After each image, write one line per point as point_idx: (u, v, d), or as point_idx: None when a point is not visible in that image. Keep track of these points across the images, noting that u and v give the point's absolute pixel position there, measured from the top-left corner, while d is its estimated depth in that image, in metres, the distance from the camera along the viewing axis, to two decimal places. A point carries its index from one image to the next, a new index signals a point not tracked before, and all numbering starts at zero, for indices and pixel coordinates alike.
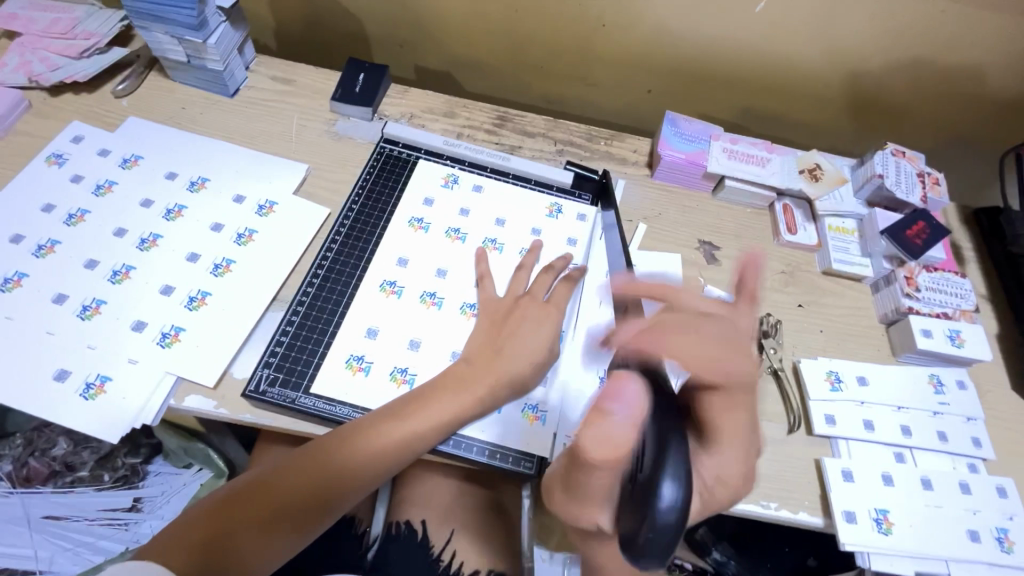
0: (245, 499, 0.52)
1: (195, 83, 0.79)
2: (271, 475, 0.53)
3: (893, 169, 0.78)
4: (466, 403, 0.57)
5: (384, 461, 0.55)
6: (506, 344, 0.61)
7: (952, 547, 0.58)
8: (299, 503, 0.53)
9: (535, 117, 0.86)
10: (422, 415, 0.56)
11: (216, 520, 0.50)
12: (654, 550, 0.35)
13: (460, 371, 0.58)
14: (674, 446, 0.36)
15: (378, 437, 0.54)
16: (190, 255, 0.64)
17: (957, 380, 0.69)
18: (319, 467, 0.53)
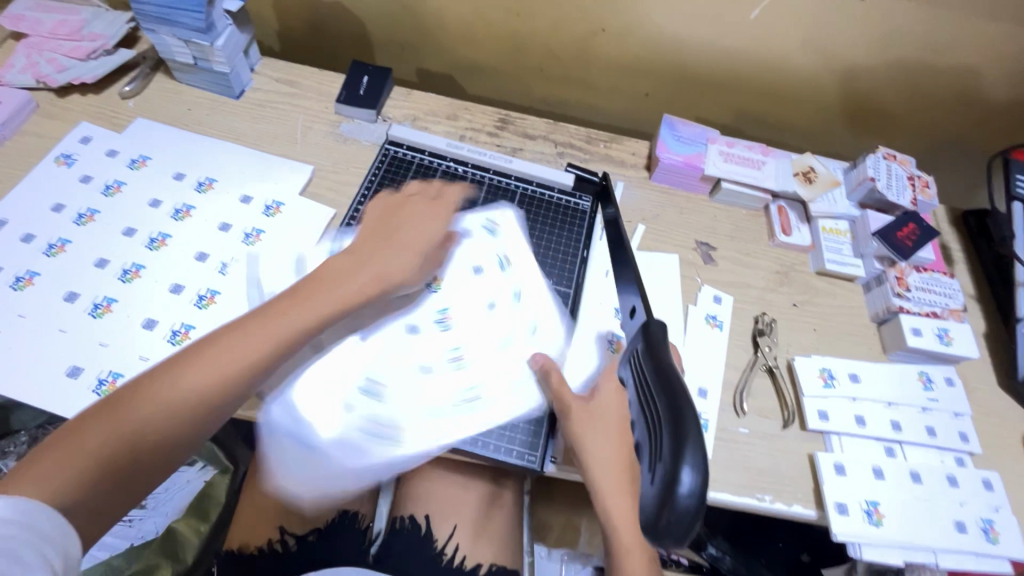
0: (107, 415, 0.45)
1: (201, 84, 0.80)
2: (136, 387, 0.47)
3: (885, 173, 0.81)
4: (337, 301, 0.56)
5: (264, 354, 0.51)
6: (368, 269, 0.59)
7: (940, 538, 0.60)
8: (174, 413, 0.47)
9: (536, 120, 0.88)
10: (298, 310, 0.53)
11: (78, 439, 0.44)
12: (673, 535, 0.30)
13: (323, 275, 0.57)
14: (691, 419, 0.32)
15: (252, 329, 0.51)
16: (199, 255, 0.65)
17: (945, 377, 0.71)
18: (188, 366, 0.49)
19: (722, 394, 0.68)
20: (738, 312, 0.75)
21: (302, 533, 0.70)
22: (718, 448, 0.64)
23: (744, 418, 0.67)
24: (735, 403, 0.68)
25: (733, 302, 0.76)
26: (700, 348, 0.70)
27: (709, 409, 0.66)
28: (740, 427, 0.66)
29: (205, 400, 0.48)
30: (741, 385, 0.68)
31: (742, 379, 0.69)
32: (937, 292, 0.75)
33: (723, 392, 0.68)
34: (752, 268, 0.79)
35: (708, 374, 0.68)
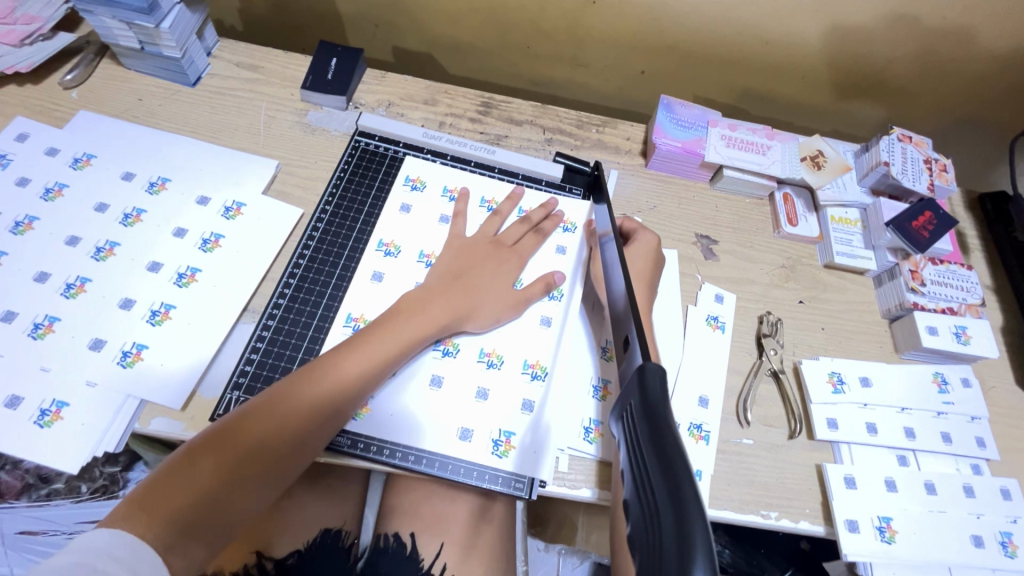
0: (203, 454, 0.44)
1: (151, 71, 0.73)
2: (228, 427, 0.46)
3: (900, 156, 0.75)
4: (425, 328, 0.55)
5: (351, 386, 0.50)
6: (463, 289, 0.58)
7: (956, 553, 0.57)
8: (261, 453, 0.46)
9: (522, 103, 0.81)
10: (385, 338, 0.53)
11: (172, 483, 0.42)
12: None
13: (416, 298, 0.56)
14: (694, 511, 0.24)
15: (345, 362, 0.51)
16: (152, 265, 0.59)
17: (961, 378, 0.67)
18: (275, 405, 0.48)
19: (725, 403, 0.63)
20: (741, 312, 0.70)
21: (282, 556, 0.66)
22: (720, 462, 0.60)
23: (748, 428, 0.62)
24: (738, 411, 0.63)
25: (735, 300, 0.70)
26: (702, 352, 0.65)
27: (710, 419, 0.61)
28: (744, 438, 0.62)
29: (290, 438, 0.47)
30: (745, 393, 0.64)
31: (746, 385, 0.64)
32: (953, 286, 0.70)
33: (726, 400, 0.64)
34: (756, 263, 0.74)
35: (710, 382, 0.64)
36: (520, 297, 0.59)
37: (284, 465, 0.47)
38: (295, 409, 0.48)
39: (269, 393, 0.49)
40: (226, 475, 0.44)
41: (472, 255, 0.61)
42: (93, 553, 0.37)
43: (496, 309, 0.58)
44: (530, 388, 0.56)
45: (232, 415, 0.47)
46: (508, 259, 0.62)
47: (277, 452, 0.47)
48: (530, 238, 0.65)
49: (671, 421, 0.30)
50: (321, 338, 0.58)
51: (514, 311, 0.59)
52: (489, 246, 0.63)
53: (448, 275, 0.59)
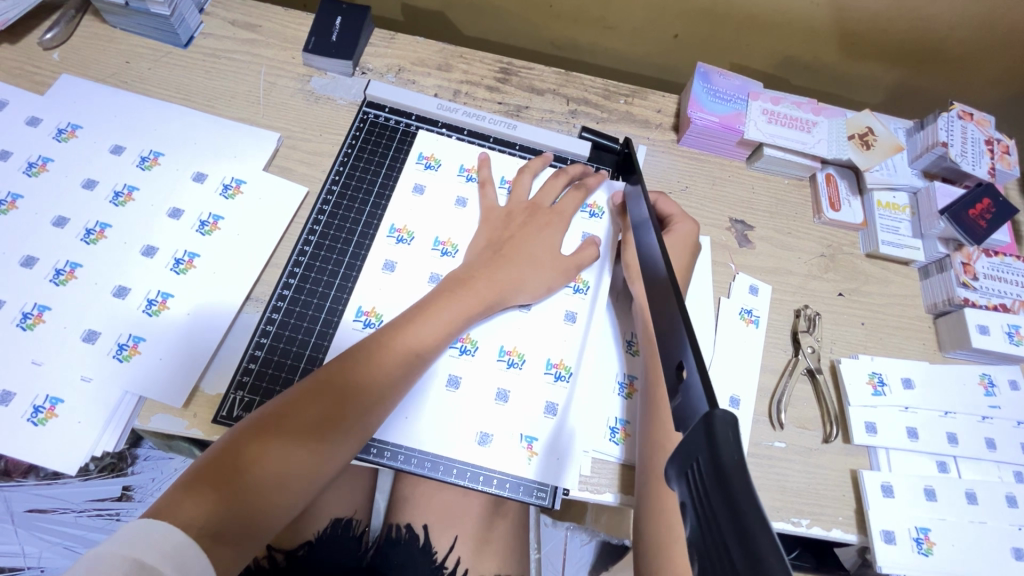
0: (253, 435, 0.42)
1: (138, 29, 0.66)
2: (277, 410, 0.44)
3: (959, 137, 0.68)
4: (472, 306, 0.51)
5: (391, 373, 0.47)
6: (512, 266, 0.54)
7: (996, 568, 0.54)
8: (302, 442, 0.43)
9: (544, 70, 0.74)
10: (432, 318, 0.50)
11: (215, 469, 0.40)
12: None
13: (462, 275, 0.53)
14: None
15: (384, 347, 0.48)
16: (147, 249, 0.55)
17: (1009, 380, 0.63)
18: (324, 388, 0.45)
19: (756, 403, 0.60)
20: (776, 305, 0.65)
21: (293, 548, 0.63)
22: (750, 466, 0.57)
23: (781, 431, 0.59)
24: (771, 413, 0.59)
25: (770, 292, 0.66)
26: (735, 348, 0.61)
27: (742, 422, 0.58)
28: (776, 441, 0.58)
29: (332, 428, 0.44)
30: (779, 393, 0.60)
31: (781, 385, 0.60)
32: (1007, 280, 0.65)
33: (758, 401, 0.60)
34: (793, 251, 0.69)
35: (742, 381, 0.60)
36: (543, 289, 0.55)
37: (332, 455, 0.44)
38: (335, 396, 0.45)
39: (309, 380, 0.46)
40: (277, 460, 0.42)
41: (512, 226, 0.57)
42: (137, 544, 0.34)
43: (544, 284, 0.55)
44: (554, 390, 0.52)
45: (273, 404, 0.44)
46: (552, 228, 0.58)
47: (328, 438, 0.44)
48: (569, 208, 0.60)
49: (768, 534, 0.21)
50: (330, 334, 0.54)
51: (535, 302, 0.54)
52: (530, 216, 0.58)
53: (490, 250, 0.55)
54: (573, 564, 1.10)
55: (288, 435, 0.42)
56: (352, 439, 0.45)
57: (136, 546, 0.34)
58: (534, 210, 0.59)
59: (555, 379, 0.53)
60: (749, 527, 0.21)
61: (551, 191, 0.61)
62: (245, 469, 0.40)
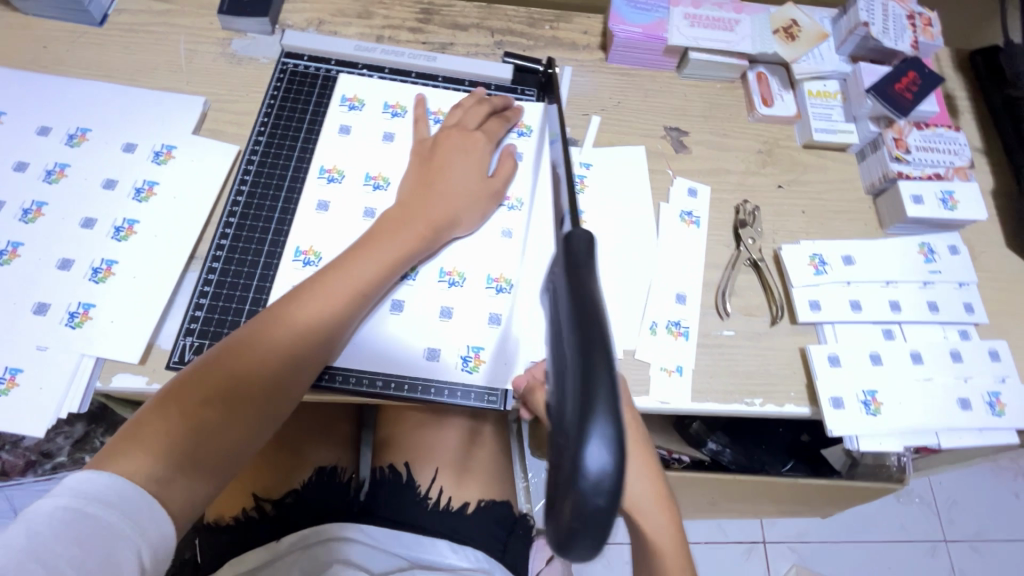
0: (195, 387, 0.42)
1: (51, 12, 0.66)
2: (216, 361, 0.44)
3: (880, 15, 0.68)
4: (409, 242, 0.52)
5: (330, 318, 0.47)
6: (440, 192, 0.54)
7: (943, 418, 0.57)
8: (244, 389, 0.44)
9: (465, 6, 0.74)
10: (370, 256, 0.50)
11: (157, 420, 0.41)
12: (581, 542, 0.24)
13: (397, 213, 0.53)
14: (602, 400, 0.25)
15: (324, 291, 0.47)
16: (86, 221, 0.56)
17: (949, 246, 0.64)
18: (265, 336, 0.45)
19: (702, 297, 0.61)
20: (716, 204, 0.66)
21: (279, 497, 0.66)
22: (700, 356, 0.59)
23: (728, 320, 0.60)
24: (717, 303, 0.61)
25: (709, 192, 0.67)
26: (678, 249, 0.63)
27: (689, 315, 0.60)
28: (724, 330, 0.60)
29: (274, 377, 0.45)
30: (723, 284, 0.62)
31: (725, 277, 0.62)
32: (939, 150, 0.66)
33: (704, 294, 0.61)
34: (730, 150, 0.69)
35: (686, 278, 0.61)
36: (473, 206, 0.55)
37: (275, 403, 0.45)
38: (275, 344, 0.45)
39: (246, 327, 0.46)
40: (224, 410, 0.43)
41: (438, 154, 0.57)
42: (81, 498, 0.35)
43: (473, 204, 0.55)
44: (496, 302, 0.54)
45: (212, 352, 0.44)
46: (476, 142, 0.58)
47: (271, 386, 0.45)
48: (490, 124, 0.61)
49: (598, 306, 0.29)
50: (272, 276, 0.55)
51: (467, 228, 0.56)
52: (453, 134, 0.58)
53: (423, 185, 0.55)
54: None
55: (229, 383, 0.43)
56: (294, 387, 0.46)
57: (79, 497, 0.35)
58: (455, 128, 0.59)
59: (496, 291, 0.55)
60: (586, 322, 0.28)
61: (472, 108, 0.61)
62: (189, 423, 0.41)
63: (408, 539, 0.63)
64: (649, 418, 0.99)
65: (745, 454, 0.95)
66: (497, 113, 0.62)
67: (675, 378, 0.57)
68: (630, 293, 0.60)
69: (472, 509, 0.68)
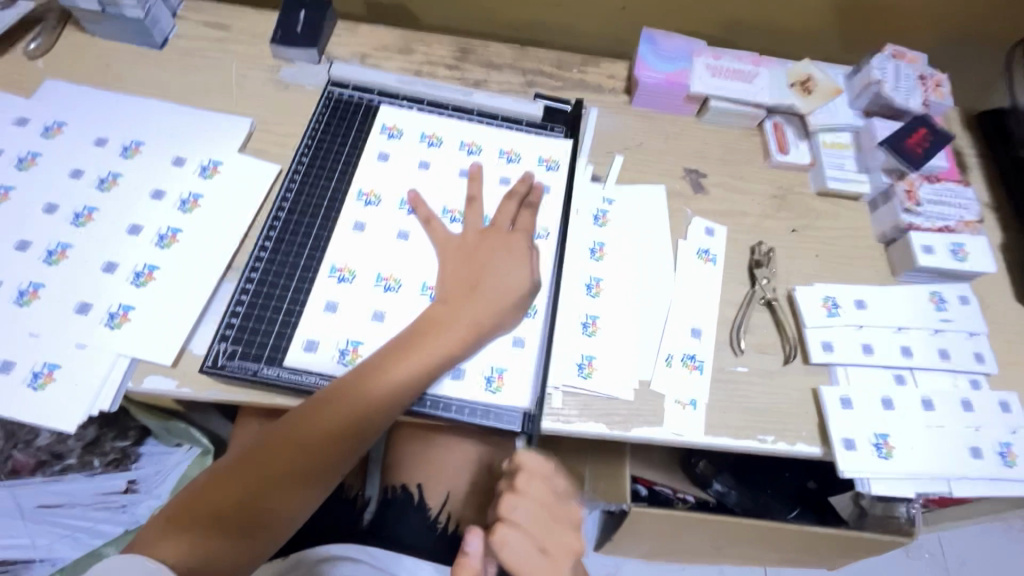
0: (229, 478, 0.47)
1: (116, 35, 0.71)
2: (261, 442, 0.49)
3: (892, 74, 0.72)
4: (444, 348, 0.53)
5: (357, 422, 0.51)
6: (479, 295, 0.56)
7: (955, 466, 0.57)
8: (270, 485, 0.48)
9: (500, 47, 0.79)
10: (407, 361, 0.52)
11: (193, 507, 0.46)
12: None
13: (436, 314, 0.55)
14: None
15: (354, 397, 0.50)
16: (132, 227, 0.59)
17: (959, 296, 0.66)
18: (294, 438, 0.49)
19: (717, 333, 0.63)
20: (731, 244, 0.69)
21: None
22: (713, 391, 0.60)
23: (742, 356, 0.62)
24: (731, 340, 0.62)
25: (726, 232, 0.69)
26: (695, 285, 0.65)
27: (703, 350, 0.61)
28: (738, 366, 0.61)
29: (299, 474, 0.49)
30: (738, 321, 0.63)
31: (739, 314, 0.64)
32: (949, 204, 0.68)
33: (719, 330, 0.63)
34: (746, 194, 0.72)
35: (701, 313, 0.63)
36: (514, 301, 0.57)
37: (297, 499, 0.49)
38: (301, 447, 0.49)
39: (278, 424, 0.50)
40: (249, 501, 0.47)
41: (476, 254, 0.59)
42: None
43: (512, 308, 0.57)
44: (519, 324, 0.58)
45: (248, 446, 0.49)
46: (514, 242, 0.60)
47: (297, 484, 0.49)
48: (524, 216, 0.62)
49: None
50: (307, 288, 0.57)
51: (512, 322, 0.57)
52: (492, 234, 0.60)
53: (463, 286, 0.57)
54: None
55: (260, 477, 0.48)
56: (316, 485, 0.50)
57: None
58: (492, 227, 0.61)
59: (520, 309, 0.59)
60: None
61: (504, 203, 0.62)
62: (214, 519, 0.45)
63: (415, 560, 0.61)
64: (657, 455, 0.99)
65: (751, 498, 0.94)
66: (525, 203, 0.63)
67: (689, 412, 0.58)
68: (648, 325, 0.61)
69: None
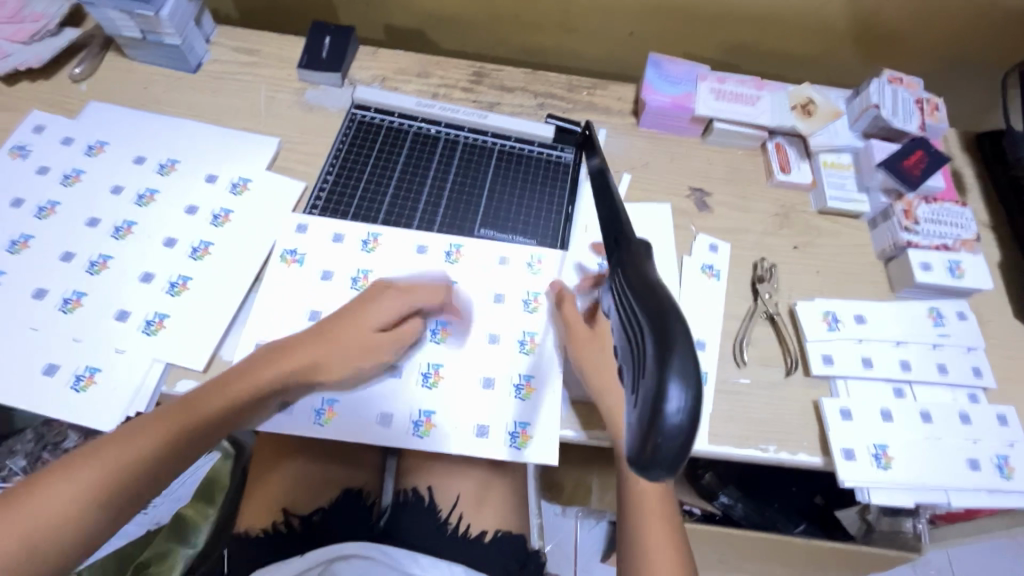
0: (149, 434, 0.48)
1: (154, 60, 0.76)
2: (189, 398, 0.51)
3: (890, 98, 0.75)
4: (386, 334, 0.57)
5: (266, 393, 0.53)
6: (422, 285, 0.61)
7: (952, 478, 0.59)
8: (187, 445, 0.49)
9: (512, 71, 0.83)
10: (342, 339, 0.56)
11: (102, 457, 0.46)
12: (662, 463, 0.30)
13: (377, 296, 0.59)
14: (674, 363, 0.30)
15: (282, 371, 0.54)
16: (168, 240, 0.63)
17: (957, 312, 0.68)
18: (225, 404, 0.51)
19: (720, 346, 0.65)
20: (735, 260, 0.71)
21: (308, 513, 0.70)
22: (717, 402, 0.62)
23: (744, 368, 0.64)
24: (734, 352, 0.65)
25: (730, 249, 0.72)
26: (698, 299, 0.67)
27: (707, 362, 0.63)
28: (741, 378, 0.64)
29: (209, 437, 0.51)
30: (741, 334, 0.66)
31: (742, 328, 0.66)
32: (946, 223, 0.70)
33: (722, 343, 0.65)
34: (749, 212, 0.75)
35: (705, 327, 0.65)
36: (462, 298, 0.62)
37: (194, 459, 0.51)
38: (226, 411, 0.51)
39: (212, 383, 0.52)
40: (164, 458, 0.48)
41: (427, 252, 0.64)
42: None
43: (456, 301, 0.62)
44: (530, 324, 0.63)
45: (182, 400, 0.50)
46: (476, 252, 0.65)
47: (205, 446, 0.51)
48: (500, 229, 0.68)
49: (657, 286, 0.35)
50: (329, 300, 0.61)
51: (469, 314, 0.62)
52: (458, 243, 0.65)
53: (414, 279, 0.61)
54: (584, 552, 1.11)
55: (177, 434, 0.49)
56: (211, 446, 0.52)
57: None
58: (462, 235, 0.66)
59: (532, 310, 0.63)
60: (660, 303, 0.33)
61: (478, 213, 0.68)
62: (125, 473, 0.46)
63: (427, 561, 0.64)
64: None
65: (757, 511, 0.95)
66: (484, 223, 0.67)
67: None
68: None
69: (489, 537, 0.71)
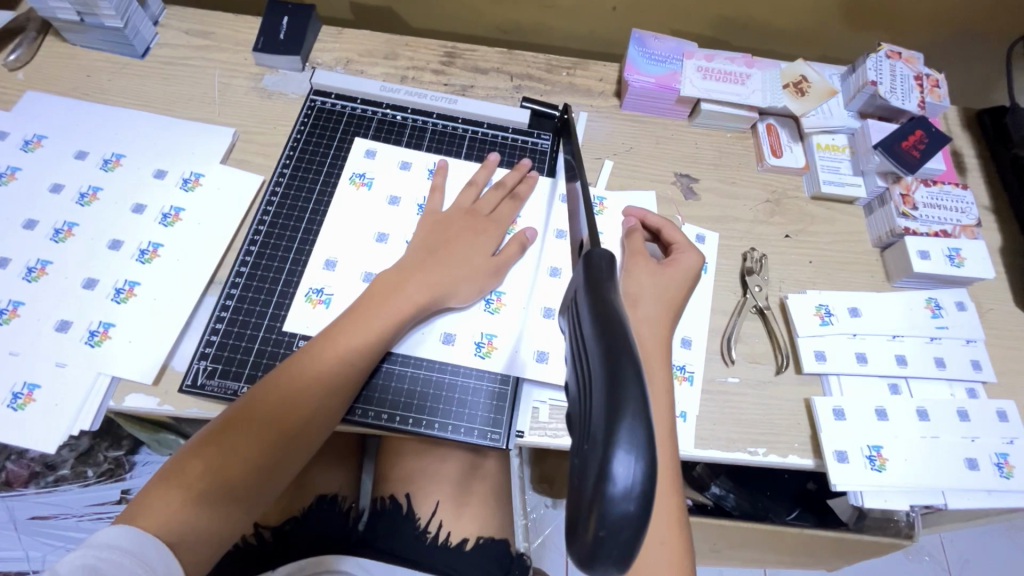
0: (215, 448, 0.45)
1: (97, 45, 0.70)
2: (244, 402, 0.47)
3: (888, 75, 0.71)
4: (410, 309, 0.53)
5: (330, 380, 0.49)
6: (443, 259, 0.56)
7: (951, 479, 0.56)
8: (267, 449, 0.46)
9: (487, 51, 0.77)
10: (378, 316, 0.52)
11: (179, 477, 0.43)
12: (605, 555, 0.26)
13: (397, 276, 0.55)
14: (627, 423, 0.26)
15: (329, 356, 0.50)
16: (113, 242, 0.58)
17: (956, 302, 0.65)
18: (285, 399, 0.48)
19: (707, 343, 0.62)
20: (723, 251, 0.67)
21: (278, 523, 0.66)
22: (704, 404, 0.59)
23: (733, 367, 0.61)
24: (722, 350, 0.61)
25: (718, 239, 0.68)
26: None
27: (694, 360, 0.60)
28: (729, 377, 0.60)
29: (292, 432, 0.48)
30: (729, 330, 0.62)
31: (731, 324, 0.63)
32: (946, 208, 0.67)
33: (710, 340, 0.62)
34: (739, 199, 0.71)
35: (692, 323, 0.62)
36: (495, 264, 0.58)
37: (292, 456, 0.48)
38: (291, 407, 0.48)
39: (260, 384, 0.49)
40: (246, 466, 0.45)
41: (448, 227, 0.59)
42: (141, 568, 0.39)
43: (473, 283, 0.57)
44: (492, 322, 0.58)
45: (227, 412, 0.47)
46: (486, 227, 0.60)
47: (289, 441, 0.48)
48: (505, 205, 0.63)
49: (619, 321, 0.31)
50: (286, 305, 0.57)
51: (495, 279, 0.58)
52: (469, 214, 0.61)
53: (433, 250, 0.57)
54: None
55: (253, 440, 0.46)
56: (308, 440, 0.49)
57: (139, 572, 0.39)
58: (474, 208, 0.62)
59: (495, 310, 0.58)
60: (615, 352, 0.29)
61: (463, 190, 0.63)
62: (204, 486, 0.43)
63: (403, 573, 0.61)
64: None
65: (749, 502, 0.93)
66: (512, 193, 0.64)
67: (679, 425, 0.57)
68: None
69: (470, 545, 0.68)
